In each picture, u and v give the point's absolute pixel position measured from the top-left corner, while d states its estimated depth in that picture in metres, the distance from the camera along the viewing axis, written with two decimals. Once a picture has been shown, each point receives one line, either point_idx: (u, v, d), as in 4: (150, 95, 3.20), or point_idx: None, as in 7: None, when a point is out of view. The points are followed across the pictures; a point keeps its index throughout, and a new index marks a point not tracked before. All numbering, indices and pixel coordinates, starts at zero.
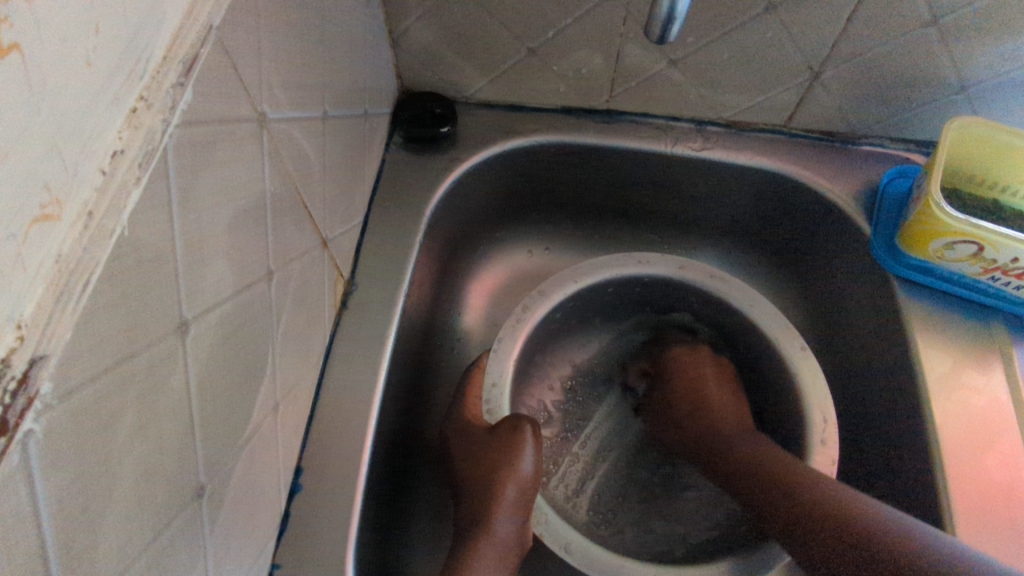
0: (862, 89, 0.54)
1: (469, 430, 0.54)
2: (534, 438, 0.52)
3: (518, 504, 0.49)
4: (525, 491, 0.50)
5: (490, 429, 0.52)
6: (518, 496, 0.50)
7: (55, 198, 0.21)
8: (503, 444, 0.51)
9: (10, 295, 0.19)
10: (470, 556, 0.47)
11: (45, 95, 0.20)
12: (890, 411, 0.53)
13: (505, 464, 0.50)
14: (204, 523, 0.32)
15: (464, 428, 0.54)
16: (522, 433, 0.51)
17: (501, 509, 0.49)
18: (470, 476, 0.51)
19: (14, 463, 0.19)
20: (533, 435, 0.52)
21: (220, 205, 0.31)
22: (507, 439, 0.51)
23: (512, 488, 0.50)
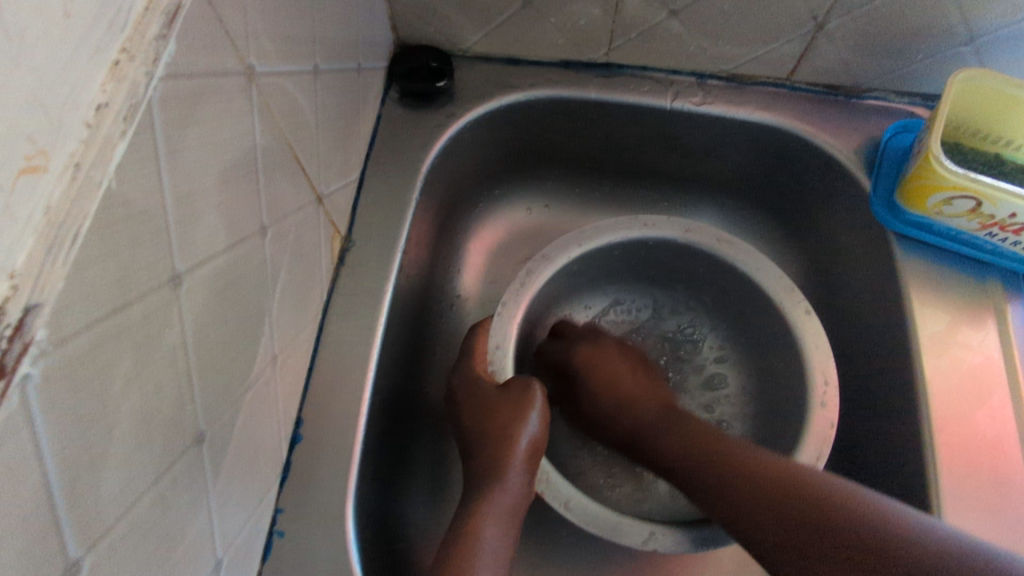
0: (866, 40, 0.52)
1: (475, 385, 0.54)
2: (543, 402, 0.52)
3: (528, 460, 0.50)
4: (535, 448, 0.50)
5: (502, 387, 0.53)
6: (529, 452, 0.50)
7: (41, 150, 0.21)
8: (515, 401, 0.52)
9: (3, 243, 0.20)
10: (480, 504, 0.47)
11: (24, 46, 0.20)
12: (884, 367, 0.53)
13: (515, 420, 0.51)
14: (206, 468, 0.33)
15: (473, 386, 0.54)
16: (533, 393, 0.52)
17: (512, 462, 0.49)
18: (478, 431, 0.52)
19: (14, 405, 0.20)
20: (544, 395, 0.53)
21: (209, 159, 0.31)
22: (517, 397, 0.52)
23: (523, 443, 0.50)
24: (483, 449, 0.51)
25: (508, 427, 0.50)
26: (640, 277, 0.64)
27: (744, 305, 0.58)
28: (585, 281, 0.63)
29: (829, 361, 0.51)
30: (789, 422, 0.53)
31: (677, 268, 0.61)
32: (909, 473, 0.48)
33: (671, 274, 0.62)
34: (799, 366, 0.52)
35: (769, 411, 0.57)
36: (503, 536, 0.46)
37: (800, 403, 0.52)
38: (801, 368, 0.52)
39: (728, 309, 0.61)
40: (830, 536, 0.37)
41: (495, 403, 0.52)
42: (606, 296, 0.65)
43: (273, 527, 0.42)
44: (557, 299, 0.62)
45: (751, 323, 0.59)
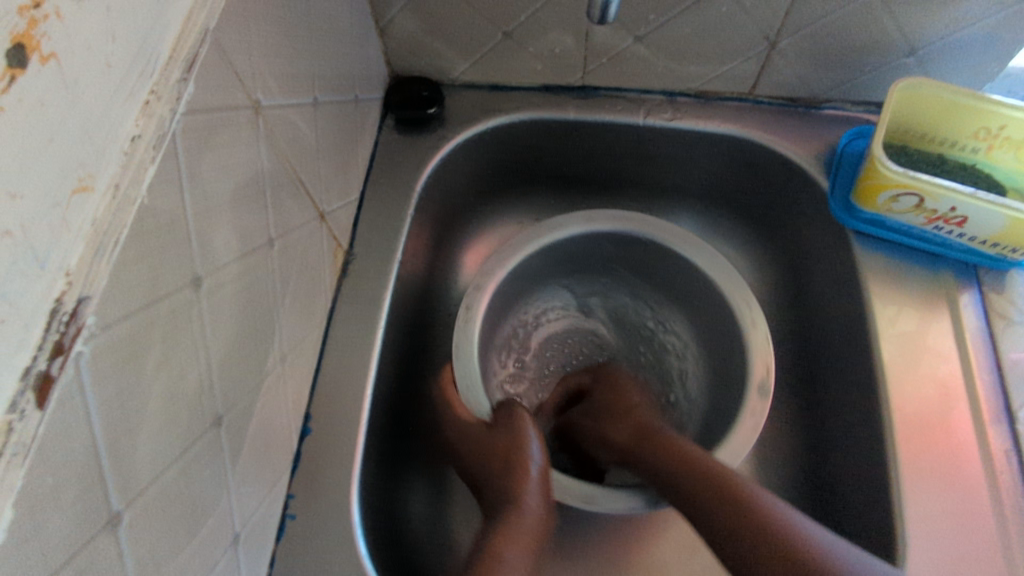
0: (817, 56, 0.57)
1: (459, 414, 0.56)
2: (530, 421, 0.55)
3: (540, 487, 0.51)
4: (543, 472, 0.52)
5: (488, 423, 0.54)
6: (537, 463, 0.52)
7: (90, 173, 0.27)
8: (508, 430, 0.54)
9: (61, 246, 0.25)
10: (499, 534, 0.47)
11: (76, 92, 0.26)
12: (848, 355, 0.57)
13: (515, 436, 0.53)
14: (225, 449, 0.38)
15: (461, 429, 0.55)
16: (522, 419, 0.54)
17: (526, 489, 0.50)
18: (483, 469, 0.53)
19: (70, 375, 0.25)
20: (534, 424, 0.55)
21: (223, 180, 0.36)
22: (509, 426, 0.54)
23: (533, 473, 0.51)
24: (492, 485, 0.52)
25: (511, 455, 0.52)
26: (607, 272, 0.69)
27: (695, 293, 0.63)
28: (550, 276, 0.68)
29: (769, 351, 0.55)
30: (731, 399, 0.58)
31: (647, 263, 0.66)
32: (870, 451, 0.52)
33: (637, 268, 0.67)
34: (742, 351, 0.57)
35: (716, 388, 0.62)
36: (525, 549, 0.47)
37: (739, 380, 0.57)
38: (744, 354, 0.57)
39: (679, 303, 0.66)
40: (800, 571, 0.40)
41: (472, 397, 0.56)
42: (556, 296, 0.70)
43: (285, 511, 0.47)
44: (525, 292, 0.67)
45: (701, 309, 0.64)
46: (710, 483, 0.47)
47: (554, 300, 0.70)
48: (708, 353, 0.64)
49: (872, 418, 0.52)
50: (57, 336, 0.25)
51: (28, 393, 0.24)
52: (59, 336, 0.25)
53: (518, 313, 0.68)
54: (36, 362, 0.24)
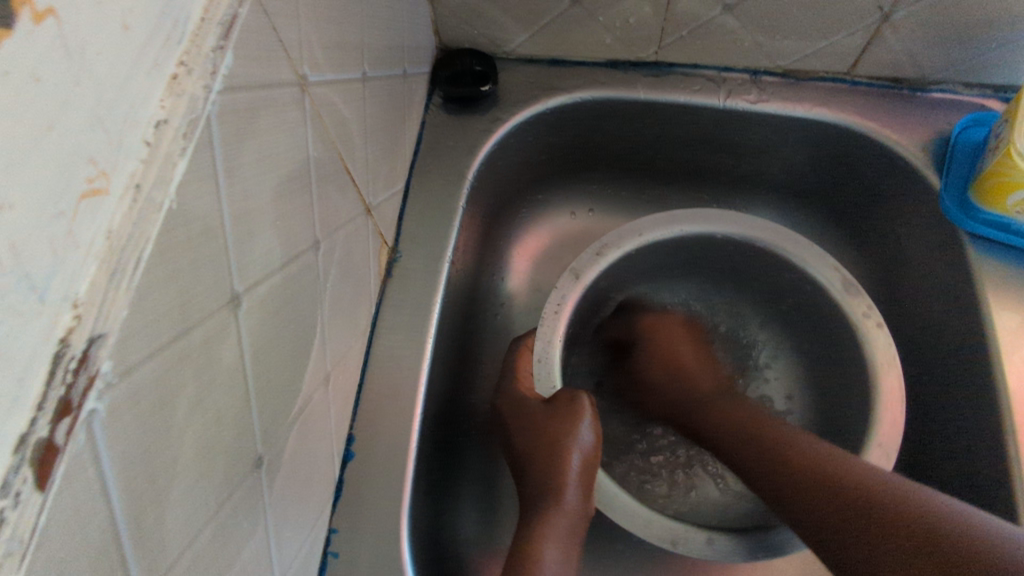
0: (936, 29, 0.49)
1: (522, 403, 0.52)
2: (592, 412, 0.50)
3: (584, 474, 0.47)
4: (588, 459, 0.48)
5: (547, 402, 0.50)
6: (582, 466, 0.47)
7: (102, 172, 0.20)
8: (562, 415, 0.49)
9: (64, 271, 0.19)
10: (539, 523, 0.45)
11: (84, 63, 0.19)
12: (957, 374, 0.50)
13: (563, 435, 0.48)
14: (264, 493, 0.32)
15: (519, 402, 0.52)
16: (580, 405, 0.49)
17: (569, 479, 0.46)
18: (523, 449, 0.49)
19: (80, 442, 0.19)
20: (592, 406, 0.50)
21: (265, 174, 0.30)
22: (565, 410, 0.49)
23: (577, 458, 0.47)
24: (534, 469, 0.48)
25: (557, 440, 0.47)
26: (718, 276, 0.60)
27: (803, 306, 0.56)
28: (653, 273, 0.60)
29: (895, 374, 0.48)
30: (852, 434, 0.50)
31: (759, 276, 0.58)
32: (990, 491, 0.45)
33: (750, 281, 0.59)
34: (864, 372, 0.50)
35: (832, 421, 0.54)
36: (565, 557, 0.44)
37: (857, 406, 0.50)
38: (867, 374, 0.50)
39: (793, 321, 0.58)
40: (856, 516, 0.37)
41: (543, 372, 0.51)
42: (662, 295, 0.62)
43: (326, 548, 0.41)
44: (615, 292, 0.60)
45: (810, 318, 0.56)
46: (777, 458, 0.43)
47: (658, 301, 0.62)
48: (822, 380, 0.56)
49: (993, 453, 0.45)
50: (62, 391, 0.19)
51: (24, 471, 0.18)
52: (64, 391, 0.19)
53: (608, 310, 0.61)
54: (35, 428, 0.18)
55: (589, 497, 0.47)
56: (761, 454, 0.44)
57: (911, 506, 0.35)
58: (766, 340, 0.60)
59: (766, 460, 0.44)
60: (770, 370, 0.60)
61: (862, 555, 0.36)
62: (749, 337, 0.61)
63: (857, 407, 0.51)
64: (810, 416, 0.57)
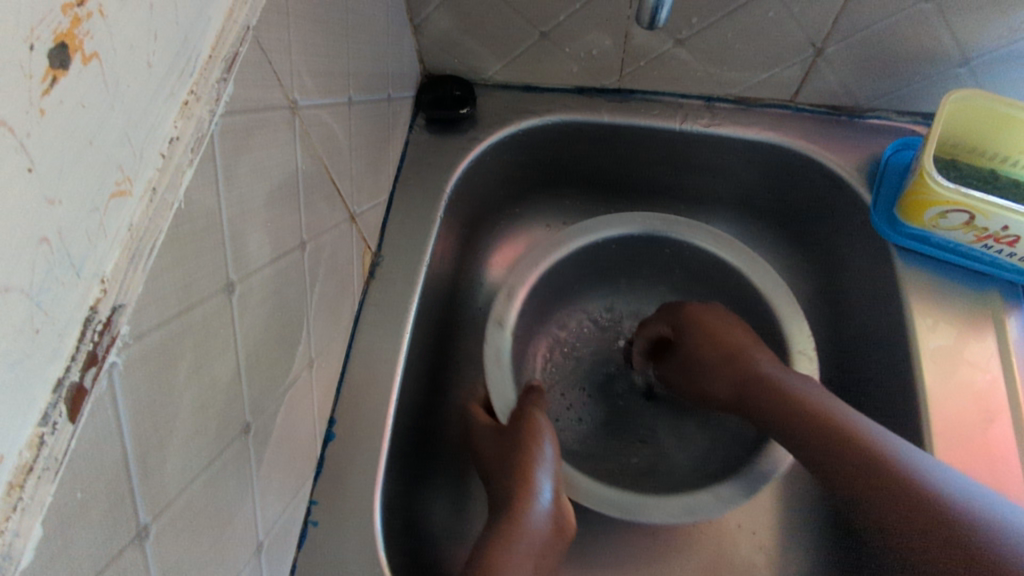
0: (865, 63, 0.55)
1: (479, 435, 0.55)
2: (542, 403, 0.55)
3: (551, 477, 0.50)
4: (552, 467, 0.50)
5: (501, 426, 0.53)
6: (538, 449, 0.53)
7: (127, 177, 0.26)
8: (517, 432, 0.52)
9: (96, 253, 0.25)
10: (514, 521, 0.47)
11: (117, 93, 0.25)
12: (885, 373, 0.55)
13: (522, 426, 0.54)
14: (251, 457, 0.37)
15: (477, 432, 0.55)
16: (533, 419, 0.52)
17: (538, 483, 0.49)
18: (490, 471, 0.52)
19: (103, 387, 0.25)
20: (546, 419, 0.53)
21: (258, 183, 0.35)
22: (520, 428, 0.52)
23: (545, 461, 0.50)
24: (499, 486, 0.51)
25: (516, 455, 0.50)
26: (664, 277, 0.66)
27: (742, 302, 0.61)
28: (609, 270, 0.66)
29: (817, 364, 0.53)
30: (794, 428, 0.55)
31: (705, 273, 0.63)
32: None
33: (697, 278, 0.64)
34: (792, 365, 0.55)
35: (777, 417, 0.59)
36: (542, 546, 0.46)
37: None
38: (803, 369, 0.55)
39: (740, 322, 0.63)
40: (865, 478, 0.42)
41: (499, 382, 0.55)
42: (620, 294, 0.68)
43: (307, 517, 0.46)
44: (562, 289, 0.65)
45: (754, 319, 0.61)
46: (800, 413, 0.47)
47: (615, 300, 0.68)
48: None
49: (910, 443, 0.50)
50: (91, 346, 0.24)
51: (61, 405, 0.23)
52: (92, 346, 0.24)
53: (567, 306, 0.67)
54: (69, 373, 0.24)
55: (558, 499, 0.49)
56: (783, 407, 0.48)
57: (895, 473, 0.41)
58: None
59: (784, 409, 0.48)
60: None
61: (871, 505, 0.42)
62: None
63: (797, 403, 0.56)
64: None
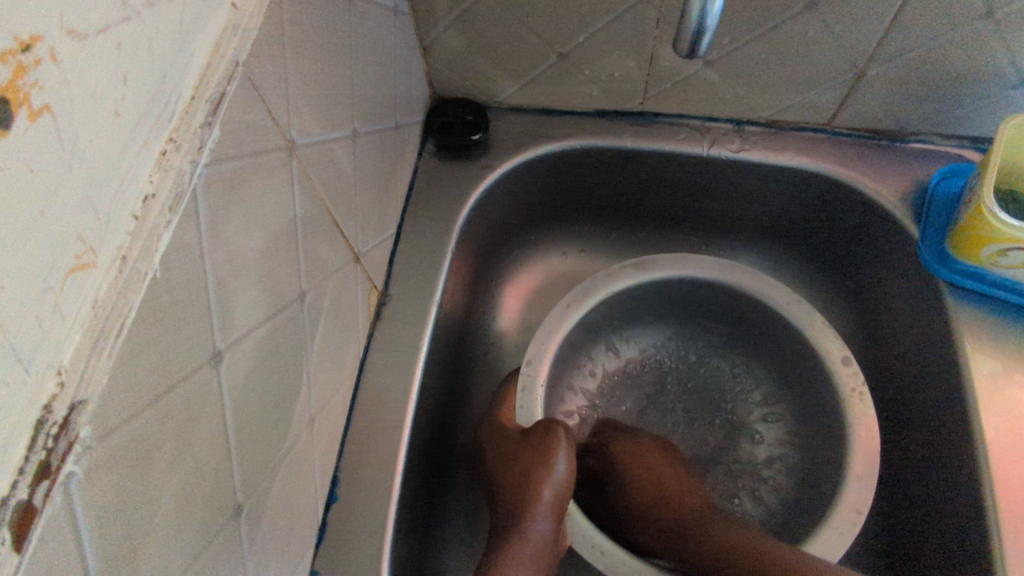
0: (910, 85, 0.51)
1: (503, 432, 0.54)
2: (568, 441, 0.51)
3: (553, 506, 0.48)
4: (559, 491, 0.49)
5: (524, 433, 0.51)
6: (555, 498, 0.49)
7: (90, 248, 0.22)
8: (537, 448, 0.50)
9: (51, 342, 0.21)
10: (506, 550, 0.47)
11: (76, 149, 0.21)
12: (937, 422, 0.50)
13: (539, 468, 0.49)
14: (243, 540, 0.33)
15: (498, 431, 0.54)
16: (556, 436, 0.51)
17: (538, 512, 0.48)
18: (501, 478, 0.51)
19: (57, 503, 0.21)
20: (568, 438, 0.51)
21: (250, 237, 0.31)
22: (541, 442, 0.51)
23: (548, 490, 0.49)
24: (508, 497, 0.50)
25: (529, 474, 0.49)
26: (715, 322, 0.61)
27: (784, 343, 0.56)
28: (631, 314, 0.61)
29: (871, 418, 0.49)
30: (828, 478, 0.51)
31: (740, 313, 0.59)
32: (968, 544, 0.45)
33: (731, 317, 0.60)
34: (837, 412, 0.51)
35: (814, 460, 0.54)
36: None
37: (837, 451, 0.50)
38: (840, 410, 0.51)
39: (778, 361, 0.58)
40: None
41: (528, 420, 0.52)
42: (643, 336, 0.63)
43: None
44: (600, 332, 0.61)
45: (792, 358, 0.56)
46: None
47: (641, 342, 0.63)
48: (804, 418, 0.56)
49: (969, 505, 0.45)
50: (43, 455, 0.20)
51: (3, 532, 0.19)
52: (45, 455, 0.20)
53: (596, 352, 0.62)
54: (14, 491, 0.19)
55: (559, 524, 0.48)
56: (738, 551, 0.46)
57: None
58: (749, 372, 0.61)
59: (744, 556, 0.45)
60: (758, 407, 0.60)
61: None
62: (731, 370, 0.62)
63: (833, 448, 0.51)
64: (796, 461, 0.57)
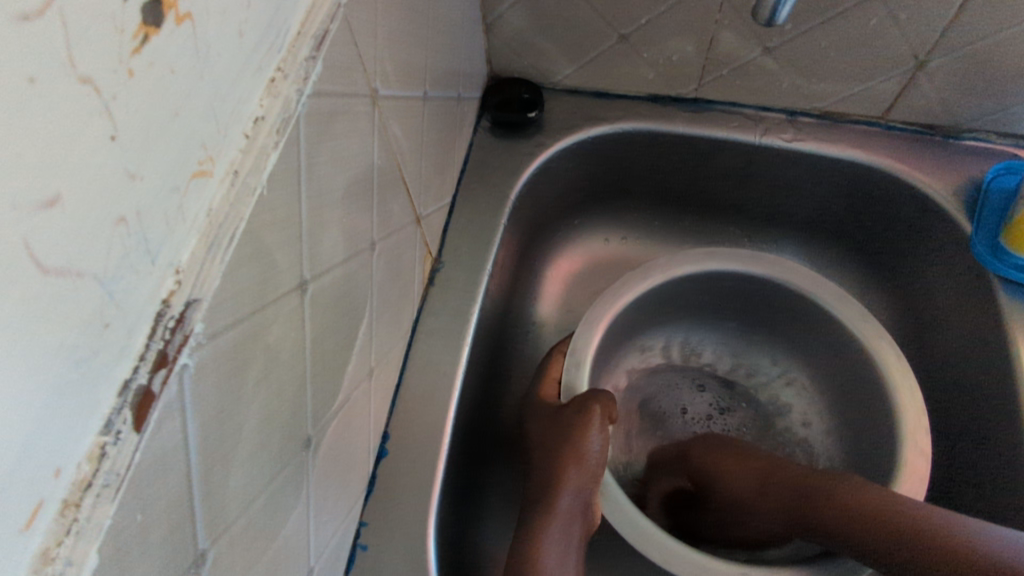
0: (969, 80, 0.51)
1: (539, 410, 0.54)
2: (602, 418, 0.49)
3: (585, 480, 0.47)
4: (592, 469, 0.48)
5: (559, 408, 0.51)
6: (586, 472, 0.48)
7: (210, 157, 0.23)
8: (569, 424, 0.49)
9: (173, 239, 0.22)
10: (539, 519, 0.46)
11: (208, 59, 0.22)
12: (986, 416, 0.50)
13: (569, 448, 0.48)
14: (309, 475, 0.34)
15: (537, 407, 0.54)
16: (588, 414, 0.49)
17: (569, 481, 0.47)
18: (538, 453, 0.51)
19: (173, 392, 0.22)
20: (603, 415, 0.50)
21: (336, 177, 0.32)
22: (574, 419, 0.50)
23: (575, 469, 0.48)
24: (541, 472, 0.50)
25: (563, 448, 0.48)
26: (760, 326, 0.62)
27: (825, 329, 0.56)
28: (670, 309, 0.62)
29: (919, 401, 0.49)
30: (873, 464, 0.51)
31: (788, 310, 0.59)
32: None
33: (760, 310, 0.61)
34: (881, 390, 0.51)
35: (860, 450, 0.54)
36: (561, 555, 0.45)
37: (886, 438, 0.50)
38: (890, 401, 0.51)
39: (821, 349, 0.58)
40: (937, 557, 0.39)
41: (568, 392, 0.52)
42: (680, 329, 0.64)
43: (356, 540, 0.42)
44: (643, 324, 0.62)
45: (843, 371, 0.56)
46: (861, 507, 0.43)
47: (675, 332, 0.64)
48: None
49: None
50: (161, 344, 0.21)
51: (126, 411, 0.20)
52: (163, 345, 0.21)
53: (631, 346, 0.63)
54: (137, 374, 0.21)
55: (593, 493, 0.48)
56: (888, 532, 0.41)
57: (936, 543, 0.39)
58: (788, 372, 0.62)
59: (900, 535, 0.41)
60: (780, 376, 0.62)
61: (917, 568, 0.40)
62: (762, 362, 0.63)
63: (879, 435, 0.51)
64: (839, 452, 0.57)
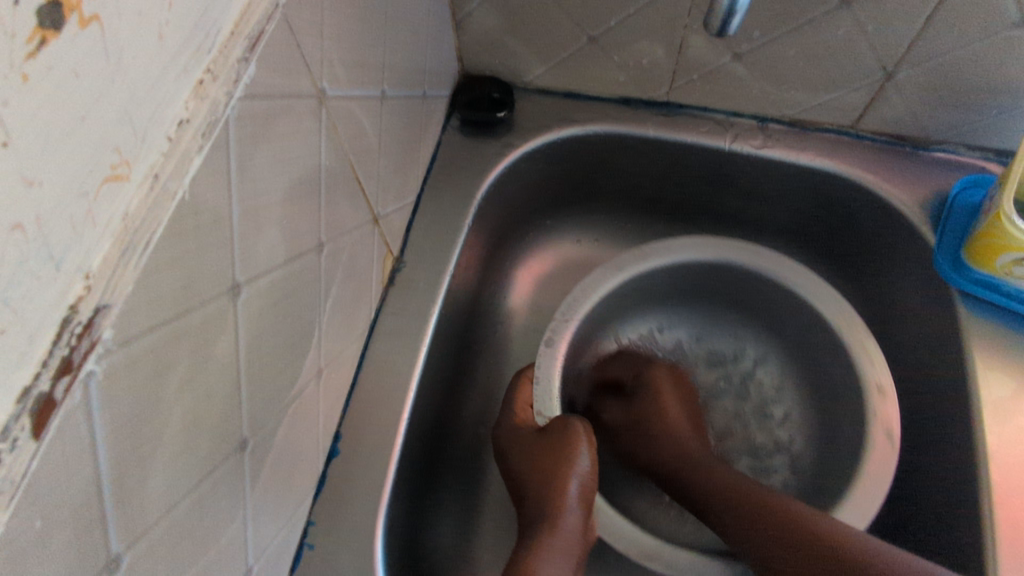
0: (938, 93, 0.51)
1: (518, 432, 0.53)
2: (587, 436, 0.50)
3: (581, 498, 0.48)
4: (585, 488, 0.49)
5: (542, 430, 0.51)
6: (581, 492, 0.48)
7: (125, 160, 0.23)
8: (555, 444, 0.50)
9: (82, 245, 0.22)
10: (539, 547, 0.46)
11: (121, 63, 0.22)
12: (942, 431, 0.50)
13: (558, 466, 0.49)
14: (246, 476, 0.34)
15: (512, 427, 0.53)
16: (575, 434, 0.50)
17: (566, 504, 0.48)
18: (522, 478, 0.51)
19: (76, 399, 0.22)
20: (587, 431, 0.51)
21: (275, 179, 0.32)
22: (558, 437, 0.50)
23: (574, 485, 0.48)
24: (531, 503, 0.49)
25: (552, 471, 0.49)
26: (740, 318, 0.61)
27: (799, 330, 0.57)
28: (635, 301, 0.61)
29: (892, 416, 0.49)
30: (841, 454, 0.52)
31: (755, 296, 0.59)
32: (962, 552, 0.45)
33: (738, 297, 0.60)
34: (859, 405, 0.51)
35: (827, 446, 0.55)
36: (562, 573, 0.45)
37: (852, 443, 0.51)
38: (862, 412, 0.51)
39: (790, 340, 0.58)
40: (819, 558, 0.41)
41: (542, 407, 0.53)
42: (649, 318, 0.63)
43: (303, 539, 0.43)
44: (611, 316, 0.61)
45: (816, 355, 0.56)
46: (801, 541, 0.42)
47: (646, 325, 0.63)
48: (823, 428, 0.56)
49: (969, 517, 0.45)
50: (67, 350, 0.21)
51: (24, 419, 0.20)
52: (68, 351, 0.21)
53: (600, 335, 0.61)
54: (38, 381, 0.20)
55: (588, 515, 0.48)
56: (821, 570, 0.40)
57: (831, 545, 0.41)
58: (768, 362, 0.61)
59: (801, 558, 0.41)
60: (752, 361, 0.61)
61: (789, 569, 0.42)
62: (729, 342, 0.62)
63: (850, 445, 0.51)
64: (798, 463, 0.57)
